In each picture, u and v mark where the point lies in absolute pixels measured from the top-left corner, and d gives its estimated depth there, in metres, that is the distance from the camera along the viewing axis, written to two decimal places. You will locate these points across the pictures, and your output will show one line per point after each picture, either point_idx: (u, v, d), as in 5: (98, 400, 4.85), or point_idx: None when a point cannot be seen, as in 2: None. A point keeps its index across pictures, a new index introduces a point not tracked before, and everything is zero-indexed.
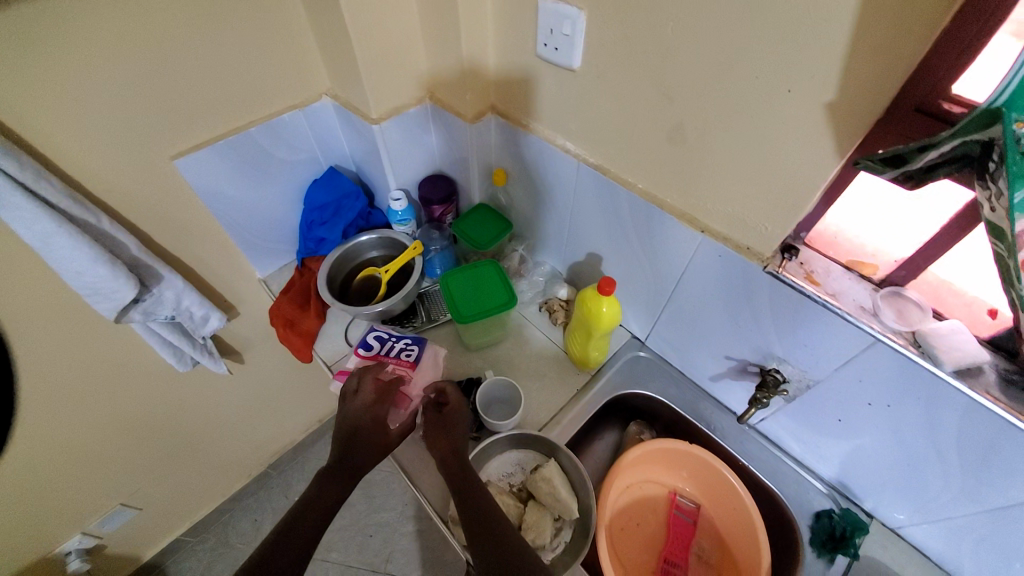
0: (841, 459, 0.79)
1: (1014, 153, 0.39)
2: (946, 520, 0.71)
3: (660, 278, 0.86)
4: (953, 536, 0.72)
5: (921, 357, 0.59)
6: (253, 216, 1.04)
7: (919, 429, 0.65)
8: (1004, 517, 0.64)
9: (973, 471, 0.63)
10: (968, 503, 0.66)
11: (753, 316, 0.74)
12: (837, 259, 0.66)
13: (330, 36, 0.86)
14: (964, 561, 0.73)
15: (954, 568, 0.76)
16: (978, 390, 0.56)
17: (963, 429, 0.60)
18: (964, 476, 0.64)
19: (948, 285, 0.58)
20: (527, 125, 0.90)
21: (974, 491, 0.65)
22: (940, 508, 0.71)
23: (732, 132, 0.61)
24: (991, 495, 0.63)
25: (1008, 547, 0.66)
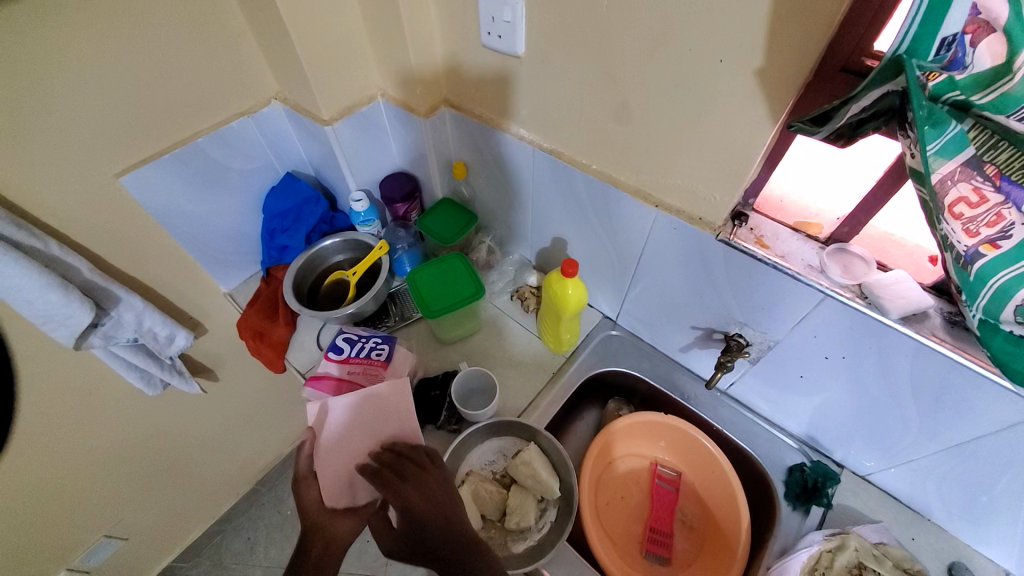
0: (809, 415, 0.82)
1: (921, 99, 0.40)
2: (911, 462, 0.75)
3: (624, 258, 0.87)
4: (917, 475, 0.75)
5: (868, 308, 0.61)
6: (212, 229, 1.02)
7: (873, 376, 0.68)
8: (962, 452, 0.67)
9: (929, 412, 0.66)
10: (928, 442, 0.70)
11: (711, 286, 0.76)
12: (786, 222, 0.68)
13: (271, 38, 0.84)
14: (929, 497, 0.77)
15: (921, 505, 0.80)
16: (925, 333, 0.59)
17: (913, 372, 0.63)
18: (921, 417, 0.67)
19: (890, 237, 0.61)
20: (481, 116, 0.90)
21: (931, 430, 0.68)
22: (904, 451, 0.74)
23: (670, 105, 0.62)
24: (947, 432, 0.66)
25: (968, 479, 0.69)
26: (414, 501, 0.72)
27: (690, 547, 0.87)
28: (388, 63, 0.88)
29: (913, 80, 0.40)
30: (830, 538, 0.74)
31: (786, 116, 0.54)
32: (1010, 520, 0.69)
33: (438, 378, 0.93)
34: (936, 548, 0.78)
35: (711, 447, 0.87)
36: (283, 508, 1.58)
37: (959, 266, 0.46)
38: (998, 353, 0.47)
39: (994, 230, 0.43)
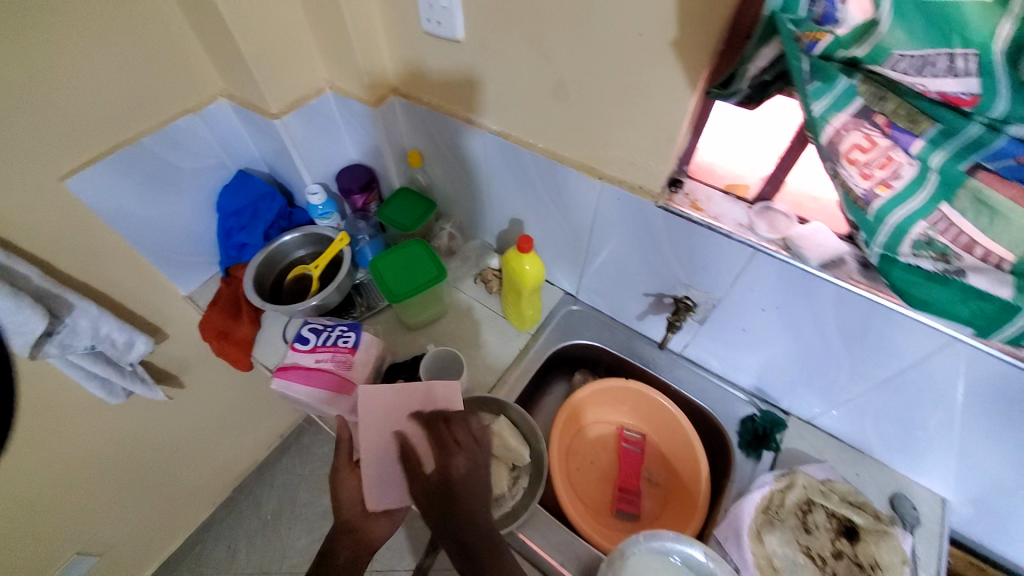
0: (756, 368, 0.88)
1: (793, 49, 0.45)
2: (847, 401, 0.81)
3: (579, 233, 0.91)
4: (853, 414, 0.82)
5: (791, 259, 0.66)
6: (167, 231, 1.01)
7: (804, 323, 0.74)
8: (888, 387, 0.74)
9: (855, 351, 0.72)
10: (859, 381, 0.76)
11: (657, 252, 0.81)
12: (717, 186, 0.73)
13: (212, 34, 0.84)
14: (867, 433, 0.84)
15: (860, 442, 0.87)
16: (842, 277, 0.64)
17: (838, 315, 0.69)
18: (850, 357, 0.74)
19: (805, 194, 0.67)
20: (430, 103, 0.92)
21: (860, 369, 0.74)
22: (840, 392, 0.80)
23: (603, 80, 0.66)
24: (873, 369, 0.73)
25: (896, 411, 0.76)
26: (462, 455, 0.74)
27: (657, 502, 0.92)
28: (334, 55, 0.89)
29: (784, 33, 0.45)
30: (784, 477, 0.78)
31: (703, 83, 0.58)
32: (937, 445, 0.76)
33: (406, 361, 0.95)
34: (877, 480, 0.85)
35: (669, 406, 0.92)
36: (264, 513, 1.57)
37: (858, 208, 0.51)
38: (896, 281, 0.54)
39: (885, 172, 0.49)
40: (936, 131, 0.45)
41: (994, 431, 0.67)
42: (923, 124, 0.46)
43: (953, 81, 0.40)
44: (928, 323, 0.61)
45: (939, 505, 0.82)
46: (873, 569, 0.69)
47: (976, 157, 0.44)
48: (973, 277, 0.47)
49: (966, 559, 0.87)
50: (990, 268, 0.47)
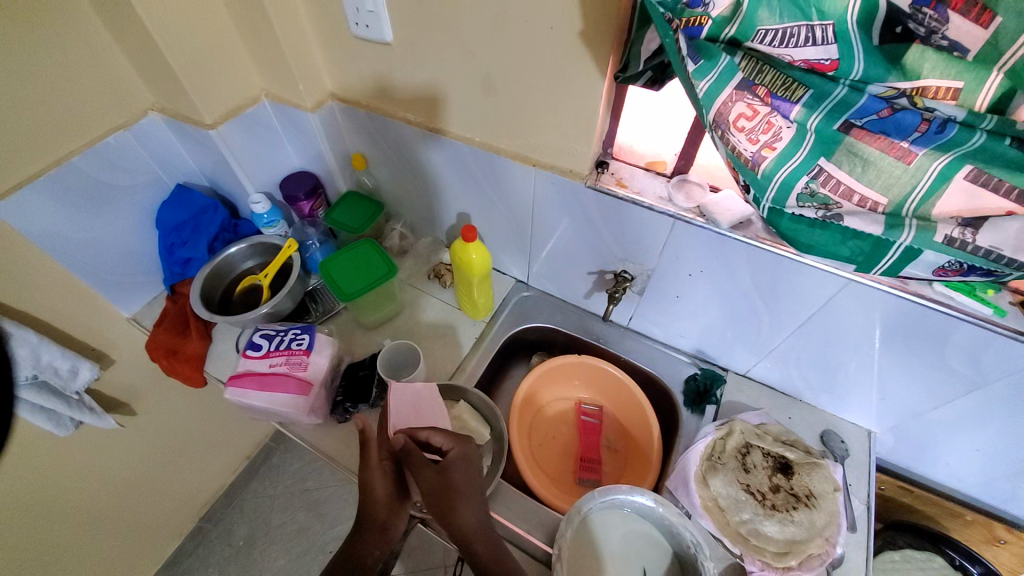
0: (695, 332, 0.95)
1: (665, 29, 0.51)
2: (774, 352, 0.89)
3: (522, 221, 0.95)
4: (781, 362, 0.90)
5: (707, 224, 0.73)
6: (104, 252, 0.98)
7: (727, 283, 0.81)
8: (805, 333, 0.82)
9: (774, 304, 0.80)
10: (781, 331, 0.84)
11: (594, 231, 0.87)
12: (639, 165, 0.81)
13: (137, 47, 0.83)
14: (796, 380, 0.92)
15: (791, 389, 0.95)
16: (750, 236, 0.72)
17: (753, 272, 0.76)
18: (770, 310, 0.81)
19: (711, 167, 0.76)
20: (368, 105, 0.94)
21: (780, 320, 0.82)
22: (768, 344, 0.88)
23: (525, 72, 0.71)
24: (791, 318, 0.81)
25: (816, 355, 0.85)
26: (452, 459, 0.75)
27: (617, 467, 0.98)
28: (267, 63, 0.90)
29: (657, 16, 0.51)
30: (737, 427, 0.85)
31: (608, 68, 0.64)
32: (857, 383, 0.84)
33: (364, 360, 0.97)
34: (809, 421, 0.94)
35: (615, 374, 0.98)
36: (236, 539, 1.53)
37: (749, 169, 0.57)
38: (785, 230, 0.62)
39: (769, 135, 0.55)
40: (811, 97, 0.52)
41: (899, 361, 0.76)
42: (799, 92, 0.53)
43: (814, 49, 0.48)
44: (828, 269, 0.69)
45: (865, 438, 0.91)
46: (808, 497, 0.77)
47: (847, 116, 0.51)
48: (850, 219, 0.55)
49: (890, 481, 0.98)
50: (864, 211, 0.55)
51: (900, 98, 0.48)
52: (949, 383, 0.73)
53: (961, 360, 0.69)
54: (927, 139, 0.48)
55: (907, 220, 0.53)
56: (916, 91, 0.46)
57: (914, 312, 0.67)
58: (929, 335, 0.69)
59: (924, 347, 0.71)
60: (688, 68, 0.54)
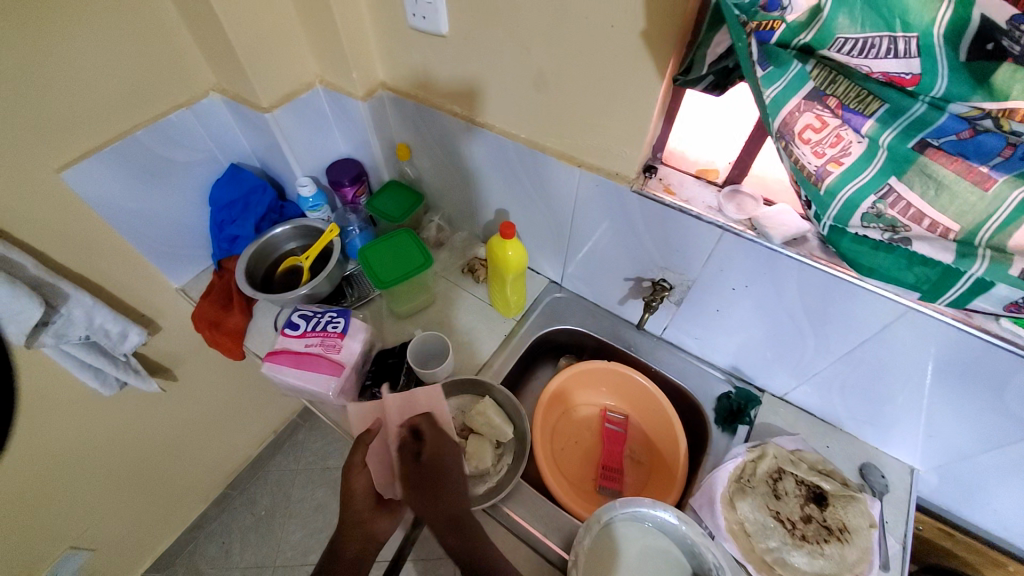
0: (734, 346, 0.92)
1: (738, 31, 0.49)
2: (815, 377, 0.85)
3: (563, 224, 0.94)
4: (822, 388, 0.86)
5: (758, 239, 0.70)
6: (160, 224, 1.03)
7: (772, 300, 0.78)
8: (851, 360, 0.78)
9: (820, 327, 0.76)
10: (826, 355, 0.80)
11: (636, 238, 0.85)
12: (689, 171, 0.79)
13: (204, 28, 0.86)
14: (837, 408, 0.88)
15: (830, 416, 0.91)
16: (804, 254, 0.68)
17: (801, 291, 0.73)
18: (816, 332, 0.78)
19: (766, 179, 0.73)
20: (417, 96, 0.95)
21: (826, 344, 0.78)
22: (810, 368, 0.85)
23: (580, 71, 0.70)
24: (837, 343, 0.77)
25: (861, 384, 0.80)
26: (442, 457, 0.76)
27: (639, 479, 0.96)
28: (323, 50, 0.92)
29: (731, 17, 0.49)
30: (767, 458, 0.81)
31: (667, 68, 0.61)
32: (904, 418, 0.80)
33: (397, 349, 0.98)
34: (848, 452, 0.89)
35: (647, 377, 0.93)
36: (257, 509, 1.58)
37: (812, 184, 0.54)
38: (845, 251, 0.58)
39: (836, 150, 0.53)
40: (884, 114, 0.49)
41: (951, 400, 0.71)
42: (873, 105, 0.49)
43: (895, 62, 0.44)
44: (886, 296, 0.65)
45: (907, 475, 0.86)
46: (841, 531, 0.73)
47: (922, 135, 0.47)
48: (919, 244, 0.52)
49: (931, 525, 0.92)
50: (932, 236, 0.51)
51: (983, 120, 0.43)
52: (1002, 427, 0.69)
53: (1020, 404, 0.65)
54: (1010, 164, 0.44)
55: (979, 249, 0.49)
56: (1002, 113, 0.41)
57: (975, 349, 0.63)
58: (990, 376, 0.64)
59: (981, 388, 0.67)
60: (756, 74, 0.52)
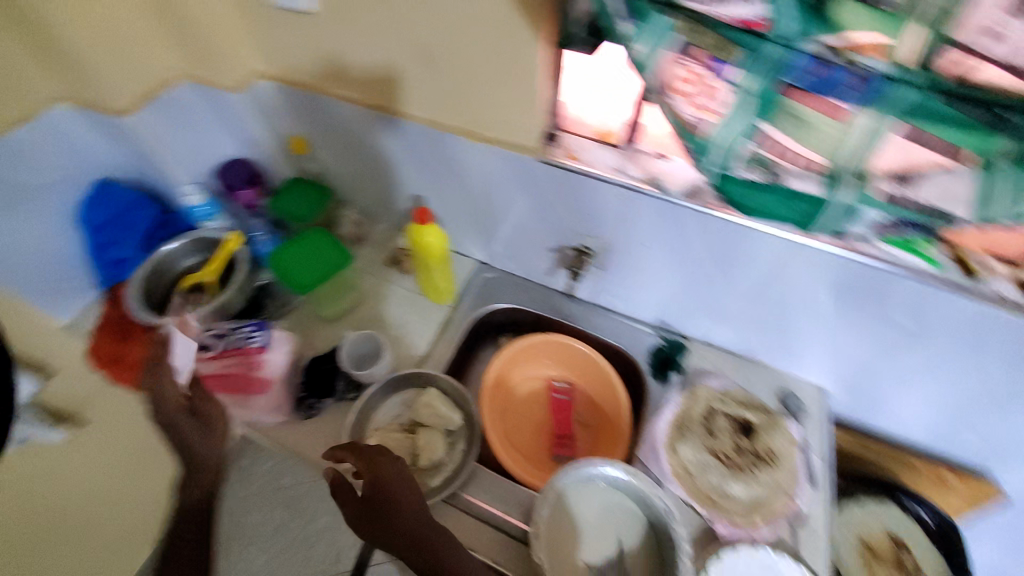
0: (658, 306, 0.96)
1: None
2: (729, 316, 0.90)
3: (476, 200, 0.92)
4: (738, 327, 0.91)
5: (658, 194, 0.72)
6: (24, 257, 0.91)
7: (681, 250, 0.80)
8: (757, 296, 0.82)
9: (725, 268, 0.80)
10: (734, 294, 0.84)
11: (547, 207, 0.84)
12: (587, 134, 0.73)
13: (25, 25, 0.74)
14: (752, 342, 0.93)
15: (750, 352, 0.96)
16: (702, 203, 0.70)
17: (705, 237, 0.75)
18: (723, 274, 0.81)
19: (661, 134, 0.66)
20: (300, 83, 0.88)
21: (733, 284, 0.82)
22: (723, 308, 0.89)
23: (461, 37, 0.68)
24: (743, 282, 0.80)
25: (769, 316, 0.85)
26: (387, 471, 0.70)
27: (590, 442, 0.98)
28: (185, 40, 0.84)
29: None
30: (698, 394, 0.90)
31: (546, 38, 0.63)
32: (811, 341, 0.86)
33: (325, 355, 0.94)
34: (767, 380, 0.95)
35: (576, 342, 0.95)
36: None
37: (691, 132, 0.60)
38: (733, 196, 0.65)
39: (711, 100, 0.57)
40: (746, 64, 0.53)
41: (847, 318, 0.77)
42: (733, 51, 0.52)
43: (748, 8, 0.49)
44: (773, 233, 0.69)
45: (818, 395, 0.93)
46: (770, 457, 0.84)
47: (782, 78, 0.52)
48: (794, 181, 0.59)
49: (847, 436, 1.01)
50: (804, 172, 0.58)
51: (830, 58, 0.49)
52: (888, 334, 0.76)
53: (900, 313, 0.71)
54: (863, 96, 0.51)
55: (849, 175, 0.57)
56: (846, 47, 0.48)
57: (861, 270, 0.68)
58: (873, 290, 0.70)
59: (867, 303, 0.73)
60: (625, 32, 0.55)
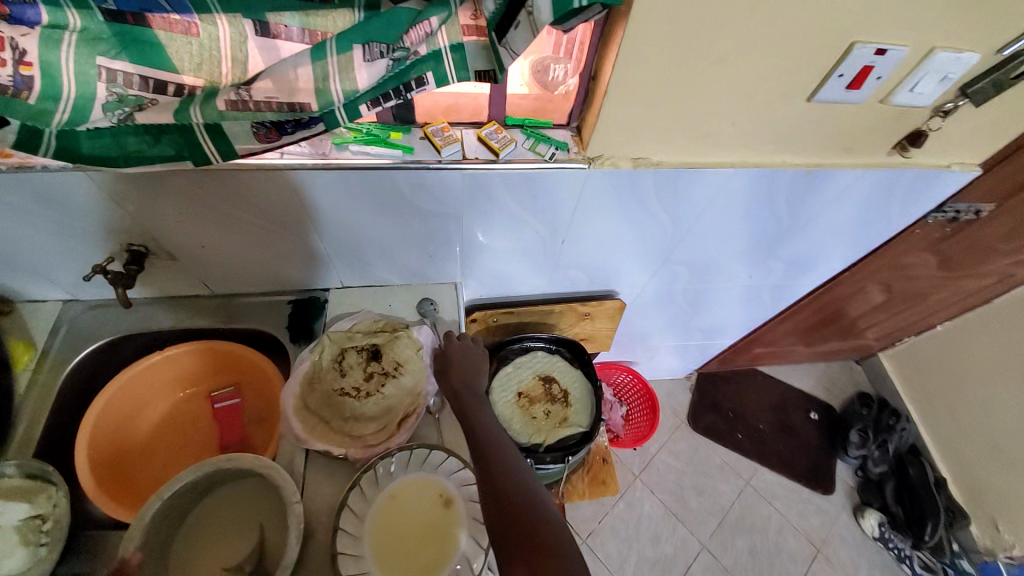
0: (540, 270, 0.70)
1: None
2: (641, 271, 0.74)
3: (307, 213, 0.53)
4: (663, 272, 0.76)
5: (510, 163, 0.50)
6: None
7: (569, 219, 0.59)
8: (675, 240, 0.67)
9: (631, 218, 0.61)
10: (647, 246, 0.67)
11: (401, 203, 0.53)
12: (434, 113, 0.50)
13: None
14: (676, 285, 0.81)
15: (667, 291, 0.82)
16: (568, 159, 0.51)
17: (588, 192, 0.55)
18: (630, 228, 0.63)
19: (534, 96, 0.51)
20: None
21: (642, 234, 0.64)
22: (631, 267, 0.72)
23: None
24: (652, 223, 0.62)
25: (693, 254, 0.71)
26: (183, 449, 0.63)
27: None
28: None
29: None
30: (553, 357, 0.79)
31: (247, 96, 0.36)
32: (731, 262, 0.75)
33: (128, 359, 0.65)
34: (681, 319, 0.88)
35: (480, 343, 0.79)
36: None
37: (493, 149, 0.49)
38: (557, 188, 0.54)
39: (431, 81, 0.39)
40: (496, 65, 0.37)
41: (754, 225, 0.66)
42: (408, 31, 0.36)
43: None
44: (710, 163, 0.54)
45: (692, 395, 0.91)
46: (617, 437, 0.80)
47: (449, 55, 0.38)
48: (596, 169, 0.52)
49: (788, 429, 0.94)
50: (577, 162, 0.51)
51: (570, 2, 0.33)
52: (797, 210, 0.64)
53: (791, 199, 0.62)
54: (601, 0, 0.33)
55: (705, 135, 0.51)
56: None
57: (764, 175, 0.56)
58: (780, 182, 0.58)
59: (786, 198, 0.61)
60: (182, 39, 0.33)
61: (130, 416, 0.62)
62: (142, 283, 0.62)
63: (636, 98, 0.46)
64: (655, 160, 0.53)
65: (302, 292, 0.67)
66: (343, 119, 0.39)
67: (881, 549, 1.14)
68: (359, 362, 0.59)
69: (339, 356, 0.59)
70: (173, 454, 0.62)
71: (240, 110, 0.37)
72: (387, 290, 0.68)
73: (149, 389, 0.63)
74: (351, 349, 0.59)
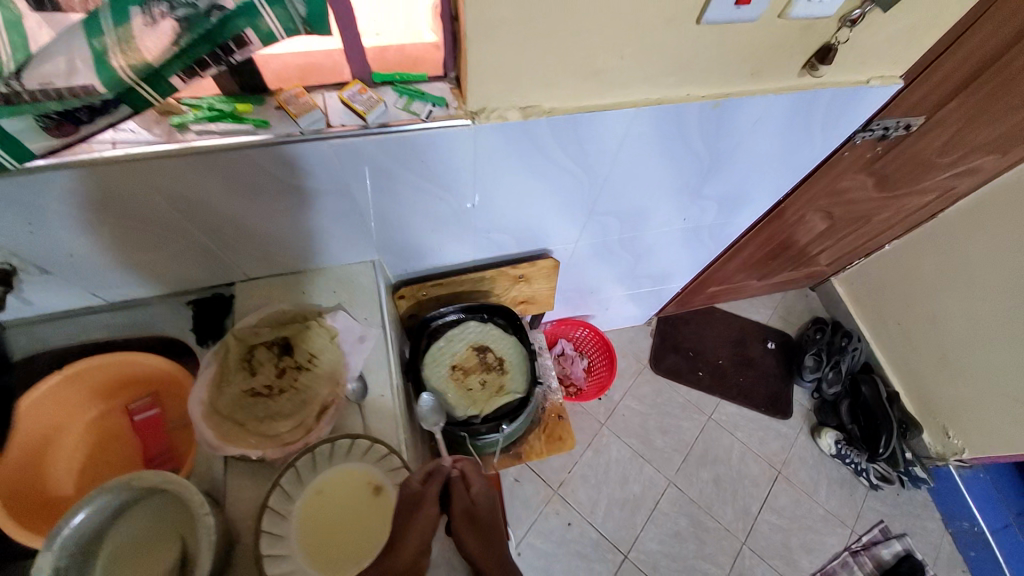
0: (459, 237, 0.66)
1: None
2: (569, 226, 0.71)
3: (174, 204, 0.48)
4: (592, 225, 0.73)
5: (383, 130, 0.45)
6: None
7: (473, 181, 0.55)
8: (595, 190, 0.64)
9: (541, 172, 0.57)
10: (567, 199, 0.64)
11: (275, 182, 0.48)
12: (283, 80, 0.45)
13: None
14: (610, 236, 0.78)
15: (603, 242, 0.80)
16: (449, 118, 0.47)
17: (484, 149, 0.51)
18: (543, 184, 0.59)
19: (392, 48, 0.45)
20: None
21: (558, 187, 0.61)
22: (558, 221, 0.69)
23: None
24: (566, 175, 0.59)
25: (618, 202, 0.68)
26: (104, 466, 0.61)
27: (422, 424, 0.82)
28: None
29: None
30: (488, 326, 0.77)
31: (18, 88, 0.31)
32: (661, 205, 0.73)
33: None
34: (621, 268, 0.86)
35: (412, 317, 0.77)
36: None
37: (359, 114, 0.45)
38: (445, 150, 0.50)
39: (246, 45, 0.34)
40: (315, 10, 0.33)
41: (674, 166, 0.63)
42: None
43: None
44: (610, 104, 0.51)
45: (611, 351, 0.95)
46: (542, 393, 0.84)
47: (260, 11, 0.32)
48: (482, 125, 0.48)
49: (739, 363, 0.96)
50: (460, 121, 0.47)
51: None
52: (716, 144, 0.61)
53: (707, 133, 0.59)
54: None
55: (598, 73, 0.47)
56: None
57: (669, 112, 0.53)
58: (690, 117, 0.55)
59: (703, 132, 0.58)
60: None
61: (36, 445, 0.58)
62: (25, 303, 0.57)
63: (507, 42, 0.41)
64: (548, 107, 0.49)
65: (205, 290, 0.63)
66: (149, 96, 0.34)
67: (838, 464, 1.20)
68: (270, 358, 0.56)
69: (247, 354, 0.56)
70: (93, 472, 0.60)
71: (16, 104, 0.32)
72: (298, 276, 0.64)
73: (52, 415, 0.59)
74: (259, 345, 0.56)
